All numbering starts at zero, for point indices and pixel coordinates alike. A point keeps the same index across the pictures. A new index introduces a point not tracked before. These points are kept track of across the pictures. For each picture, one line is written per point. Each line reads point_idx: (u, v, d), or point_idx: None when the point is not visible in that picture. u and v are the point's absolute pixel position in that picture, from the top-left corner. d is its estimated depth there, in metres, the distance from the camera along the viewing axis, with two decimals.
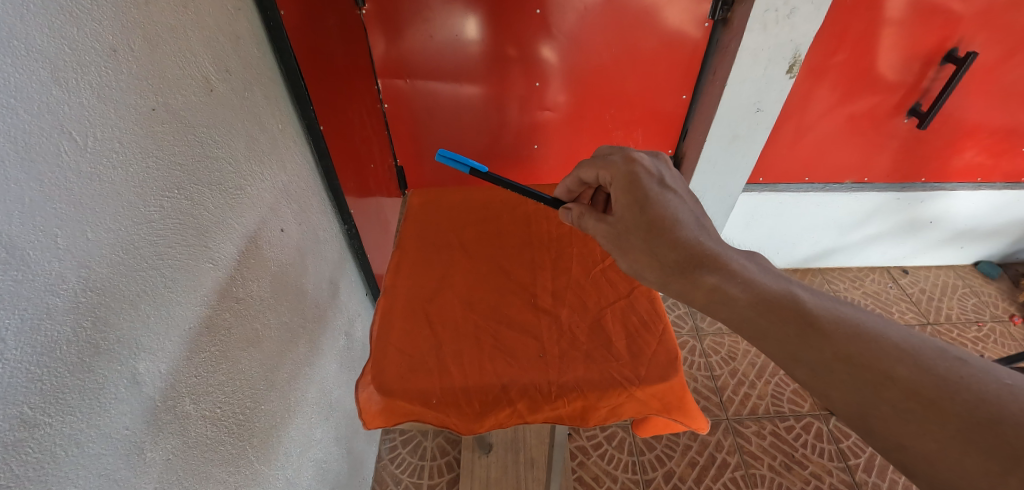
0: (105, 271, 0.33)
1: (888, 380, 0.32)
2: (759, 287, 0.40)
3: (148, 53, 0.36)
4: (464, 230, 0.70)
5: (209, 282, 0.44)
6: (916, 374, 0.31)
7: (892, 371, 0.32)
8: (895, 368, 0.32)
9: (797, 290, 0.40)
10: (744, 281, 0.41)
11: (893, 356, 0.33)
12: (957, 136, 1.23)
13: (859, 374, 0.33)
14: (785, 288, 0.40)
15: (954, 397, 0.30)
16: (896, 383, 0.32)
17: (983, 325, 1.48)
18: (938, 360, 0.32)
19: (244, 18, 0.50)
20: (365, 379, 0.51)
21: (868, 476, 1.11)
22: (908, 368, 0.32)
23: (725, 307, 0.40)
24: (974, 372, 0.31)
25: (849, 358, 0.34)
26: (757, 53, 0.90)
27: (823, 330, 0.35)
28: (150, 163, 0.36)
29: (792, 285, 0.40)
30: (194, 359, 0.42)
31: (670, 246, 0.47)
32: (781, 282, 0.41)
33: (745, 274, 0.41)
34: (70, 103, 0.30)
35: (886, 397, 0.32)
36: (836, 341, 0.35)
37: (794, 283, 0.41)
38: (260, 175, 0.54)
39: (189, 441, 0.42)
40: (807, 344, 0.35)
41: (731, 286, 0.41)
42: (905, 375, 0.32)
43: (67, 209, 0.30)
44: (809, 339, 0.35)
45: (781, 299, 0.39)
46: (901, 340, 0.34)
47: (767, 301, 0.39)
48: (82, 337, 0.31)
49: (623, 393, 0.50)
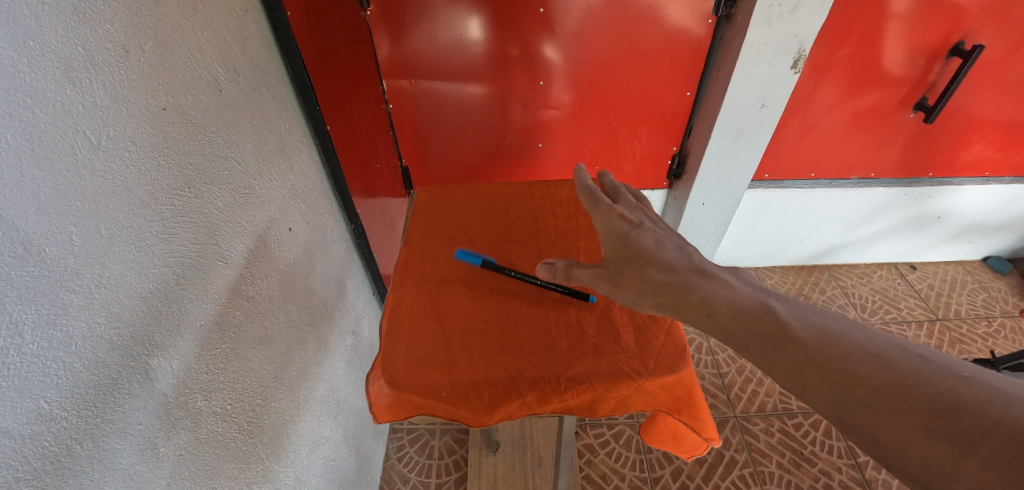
0: (119, 268, 0.33)
1: (853, 379, 0.32)
2: (740, 299, 0.39)
3: (159, 53, 0.37)
4: (472, 226, 0.70)
5: (220, 280, 0.45)
6: (880, 373, 0.32)
7: (857, 370, 0.32)
8: (860, 367, 0.32)
9: (772, 301, 0.39)
10: (729, 294, 0.40)
11: (857, 356, 0.33)
12: (965, 130, 1.22)
13: (829, 375, 0.33)
14: (760, 300, 0.39)
15: (914, 391, 0.30)
16: (863, 381, 0.32)
17: (993, 320, 1.46)
18: (901, 357, 0.32)
19: (251, 19, 0.50)
20: (374, 373, 0.51)
21: (878, 473, 1.10)
22: (872, 367, 0.32)
23: (712, 322, 0.40)
24: (936, 366, 0.31)
25: (817, 361, 0.34)
26: (761, 48, 0.90)
27: (792, 335, 0.36)
28: (161, 161, 0.37)
29: (769, 296, 0.40)
30: (206, 356, 0.43)
31: (655, 268, 0.45)
32: (759, 293, 0.40)
33: (731, 288, 0.41)
34: (84, 102, 0.30)
35: (855, 394, 0.32)
36: (805, 346, 0.35)
37: (772, 294, 0.41)
38: (269, 175, 0.54)
39: (201, 437, 0.42)
40: (781, 349, 0.35)
41: (717, 299, 0.40)
42: (870, 373, 0.32)
43: (83, 206, 0.30)
44: (781, 345, 0.35)
45: (757, 311, 0.38)
46: (864, 341, 0.34)
47: (749, 313, 0.38)
48: (97, 333, 0.31)
49: (631, 384, 0.50)
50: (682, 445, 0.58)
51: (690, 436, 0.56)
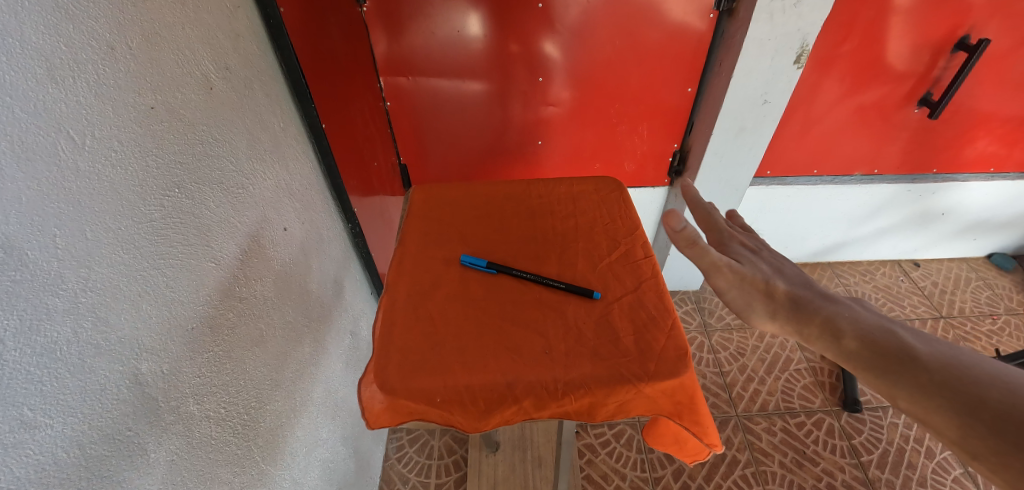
0: (106, 271, 0.32)
1: (982, 404, 0.33)
2: (864, 322, 0.41)
3: (146, 51, 0.36)
4: (467, 226, 0.69)
5: (212, 281, 0.44)
6: (1013, 399, 0.32)
7: (987, 396, 0.33)
8: (987, 391, 0.33)
9: (898, 329, 0.40)
10: (852, 317, 0.42)
11: (984, 381, 0.34)
12: (969, 126, 1.21)
13: (955, 397, 0.34)
14: (885, 326, 0.40)
15: None
16: (989, 406, 0.32)
17: (997, 318, 1.45)
18: None
19: (243, 16, 0.49)
20: (367, 378, 0.50)
21: (881, 472, 1.09)
22: (1003, 392, 0.32)
23: (835, 337, 0.41)
24: None
25: (943, 383, 0.34)
26: (763, 43, 0.88)
27: (918, 358, 0.37)
28: (149, 162, 0.36)
29: (894, 325, 0.41)
30: (198, 359, 0.42)
31: (782, 284, 0.47)
32: (883, 319, 0.41)
33: (853, 312, 0.42)
34: (67, 101, 0.29)
35: (981, 419, 0.32)
36: (931, 368, 0.36)
37: (897, 324, 0.41)
38: (262, 174, 0.54)
39: (193, 442, 0.41)
40: (903, 370, 0.36)
41: (842, 319, 0.42)
42: (997, 398, 0.32)
43: (65, 208, 0.29)
44: (904, 366, 0.37)
45: (880, 334, 0.39)
46: (1002, 373, 0.34)
47: (871, 337, 0.39)
48: (84, 338, 0.31)
49: (631, 389, 0.49)
50: (684, 447, 0.57)
51: (692, 439, 0.55)
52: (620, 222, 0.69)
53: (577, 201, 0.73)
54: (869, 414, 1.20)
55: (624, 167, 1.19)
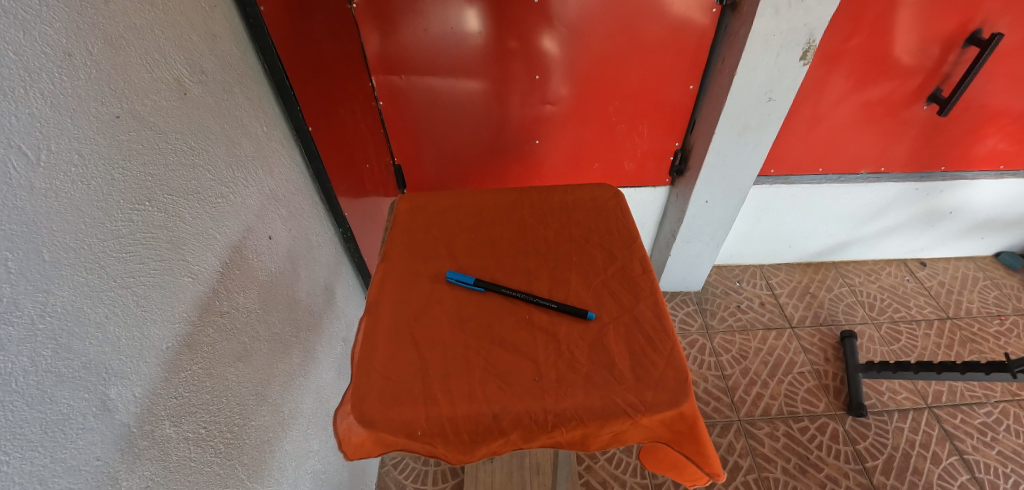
0: (67, 294, 0.30)
1: None
2: None
3: (110, 55, 0.34)
4: (456, 238, 0.67)
5: (188, 297, 0.42)
6: None
7: None
8: None
9: None
10: None
11: None
12: (980, 122, 1.17)
13: None
14: None
15: None
16: None
17: (1006, 318, 1.42)
18: None
19: (221, 15, 0.47)
20: (345, 408, 0.48)
21: (886, 478, 1.08)
22: None
23: None
24: None
25: None
26: (768, 39, 0.86)
27: None
28: (114, 176, 0.34)
29: None
30: (174, 380, 0.40)
31: None
32: None
33: None
34: (18, 114, 0.27)
35: None
36: None
37: None
38: (244, 182, 0.52)
39: (170, 466, 0.40)
40: None
41: None
42: None
43: (20, 228, 0.27)
44: None
45: None
46: None
47: None
48: (43, 366, 0.28)
49: (627, 420, 0.47)
50: (684, 474, 0.55)
51: (692, 467, 0.53)
52: (617, 233, 0.67)
53: (571, 211, 0.71)
54: (873, 419, 1.18)
55: (623, 166, 1.16)
